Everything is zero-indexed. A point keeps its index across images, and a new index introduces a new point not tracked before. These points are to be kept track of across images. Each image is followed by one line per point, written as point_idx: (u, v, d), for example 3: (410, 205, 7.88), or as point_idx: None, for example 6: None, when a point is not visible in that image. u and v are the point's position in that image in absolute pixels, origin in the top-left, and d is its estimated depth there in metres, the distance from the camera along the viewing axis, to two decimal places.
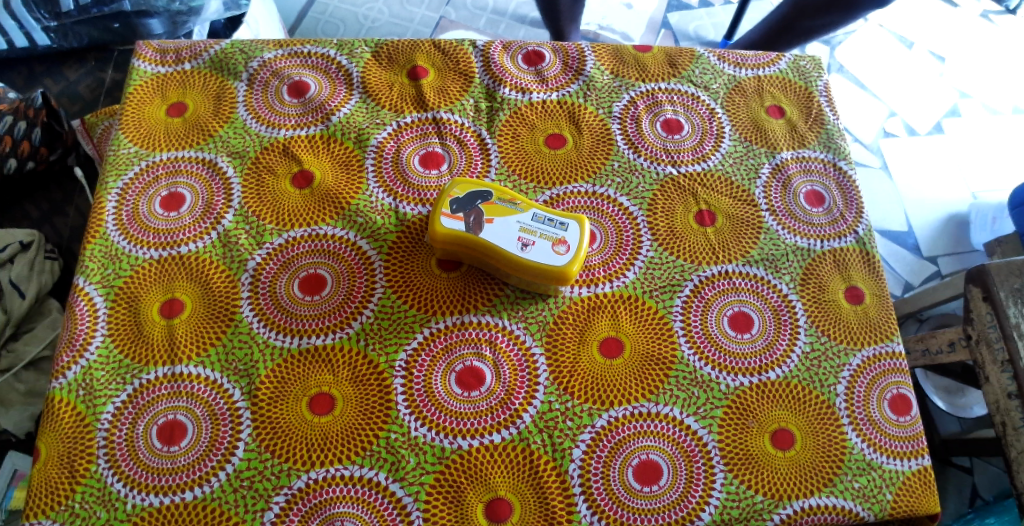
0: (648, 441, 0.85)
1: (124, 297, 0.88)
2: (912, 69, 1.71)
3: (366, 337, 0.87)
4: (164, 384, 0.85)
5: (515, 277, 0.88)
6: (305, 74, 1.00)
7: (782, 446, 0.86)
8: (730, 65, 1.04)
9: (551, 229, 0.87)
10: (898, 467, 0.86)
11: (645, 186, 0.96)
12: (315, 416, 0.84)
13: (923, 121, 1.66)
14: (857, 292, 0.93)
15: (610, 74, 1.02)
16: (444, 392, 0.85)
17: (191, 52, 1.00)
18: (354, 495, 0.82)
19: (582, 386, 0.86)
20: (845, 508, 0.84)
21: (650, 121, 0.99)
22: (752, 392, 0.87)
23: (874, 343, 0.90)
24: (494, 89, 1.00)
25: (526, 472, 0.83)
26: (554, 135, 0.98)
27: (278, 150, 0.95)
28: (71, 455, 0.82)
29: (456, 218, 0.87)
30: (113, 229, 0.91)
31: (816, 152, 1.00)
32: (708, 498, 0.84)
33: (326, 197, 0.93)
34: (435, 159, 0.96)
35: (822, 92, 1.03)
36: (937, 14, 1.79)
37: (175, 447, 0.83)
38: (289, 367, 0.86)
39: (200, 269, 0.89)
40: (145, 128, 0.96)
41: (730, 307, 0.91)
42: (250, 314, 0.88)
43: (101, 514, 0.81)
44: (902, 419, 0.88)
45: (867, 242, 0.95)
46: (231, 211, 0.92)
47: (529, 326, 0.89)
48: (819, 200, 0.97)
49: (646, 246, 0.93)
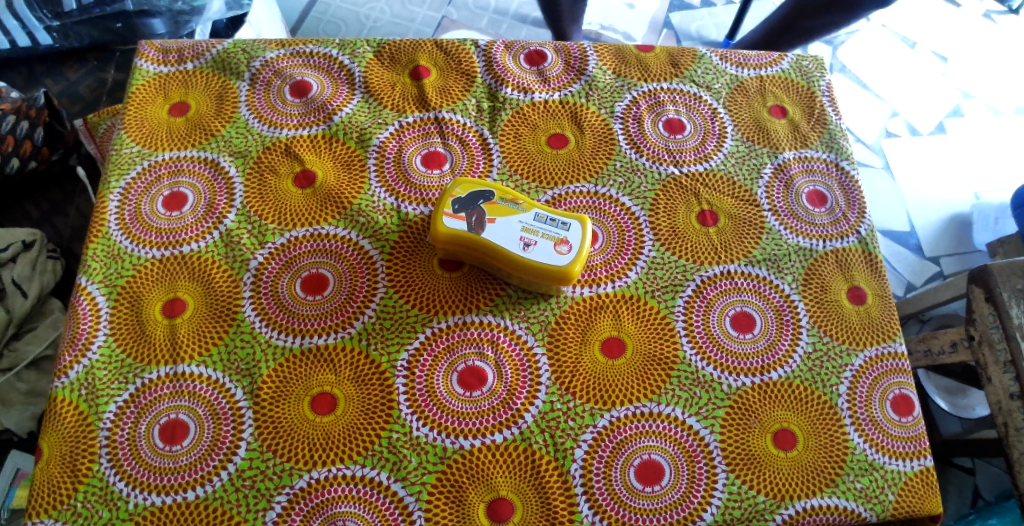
0: (650, 441, 0.85)
1: (127, 296, 0.88)
2: (914, 69, 1.71)
3: (367, 337, 0.87)
4: (166, 384, 0.85)
5: (517, 277, 0.88)
6: (307, 74, 1.00)
7: (785, 446, 0.86)
8: (732, 65, 1.04)
9: (553, 229, 0.87)
10: (900, 468, 0.86)
11: (647, 186, 0.96)
12: (316, 416, 0.84)
13: (926, 122, 1.66)
14: (860, 292, 0.92)
15: (611, 74, 1.02)
16: (446, 392, 0.85)
17: (193, 52, 1.00)
18: (356, 495, 0.82)
19: (584, 386, 0.86)
20: (847, 509, 0.84)
21: (652, 121, 0.99)
22: (754, 392, 0.87)
23: (876, 343, 0.90)
24: (496, 89, 1.00)
25: (528, 472, 0.83)
26: (556, 135, 0.98)
27: (280, 149, 0.95)
28: (73, 455, 0.82)
29: (458, 218, 0.87)
30: (115, 229, 0.91)
31: (819, 152, 0.99)
32: (710, 499, 0.84)
33: (328, 197, 0.93)
34: (438, 159, 0.96)
35: (824, 93, 1.03)
36: (939, 14, 1.79)
37: (177, 447, 0.83)
38: (291, 367, 0.86)
39: (202, 269, 0.89)
40: (147, 128, 0.96)
41: (733, 307, 0.91)
42: (252, 314, 0.88)
43: (103, 514, 0.81)
44: (905, 419, 0.87)
45: (869, 243, 0.95)
46: (233, 210, 0.92)
47: (531, 326, 0.89)
48: (821, 200, 0.97)
49: (649, 247, 0.93)
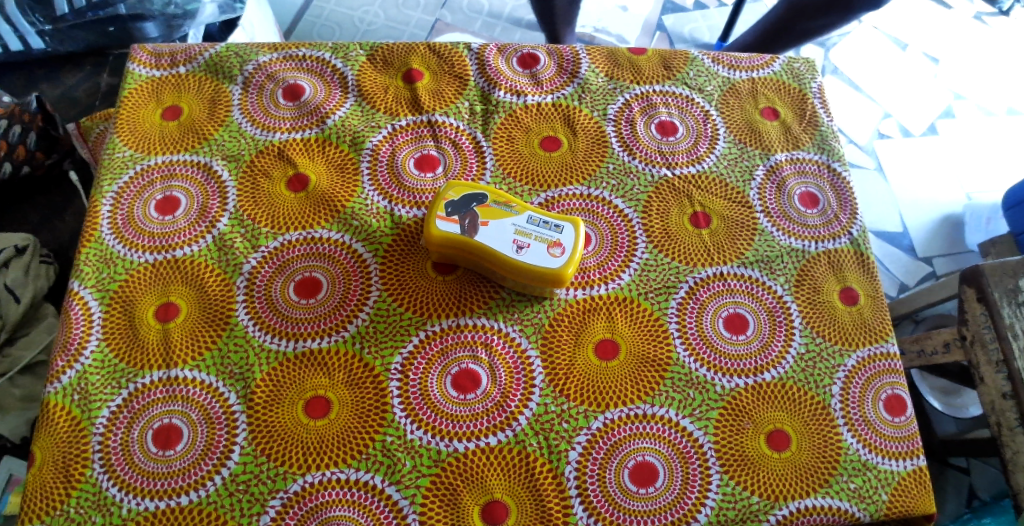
0: (644, 443, 0.85)
1: (119, 301, 0.88)
2: (906, 70, 1.72)
3: (361, 340, 0.87)
4: (159, 388, 0.85)
5: (510, 279, 0.88)
6: (300, 77, 1.00)
7: (778, 447, 0.86)
8: (724, 67, 1.04)
9: (546, 232, 0.88)
10: (893, 468, 0.86)
11: (640, 188, 0.96)
12: (310, 420, 0.84)
13: (918, 123, 1.66)
14: (852, 293, 0.93)
15: (604, 76, 1.02)
16: (440, 395, 0.85)
17: (186, 55, 1.00)
18: (350, 499, 0.82)
19: (577, 388, 0.87)
20: (840, 509, 0.85)
21: (645, 123, 1.00)
22: (747, 393, 0.88)
23: (869, 344, 0.91)
24: (489, 92, 1.00)
25: (522, 475, 0.83)
26: (549, 138, 0.98)
27: (273, 153, 0.95)
28: (66, 460, 0.82)
29: (451, 221, 0.87)
30: (107, 233, 0.91)
31: (811, 153, 1.00)
32: (704, 500, 0.84)
33: (321, 200, 0.93)
34: (431, 162, 0.96)
35: (816, 94, 1.03)
36: (930, 16, 1.79)
37: (171, 451, 0.83)
38: (285, 371, 0.86)
39: (195, 273, 0.89)
40: (140, 132, 0.96)
41: (726, 308, 0.91)
42: (245, 318, 0.88)
43: (96, 519, 0.81)
44: (897, 420, 0.88)
45: (861, 243, 0.95)
46: (226, 214, 0.92)
47: (524, 328, 0.89)
48: (813, 201, 0.97)
49: (641, 249, 0.93)
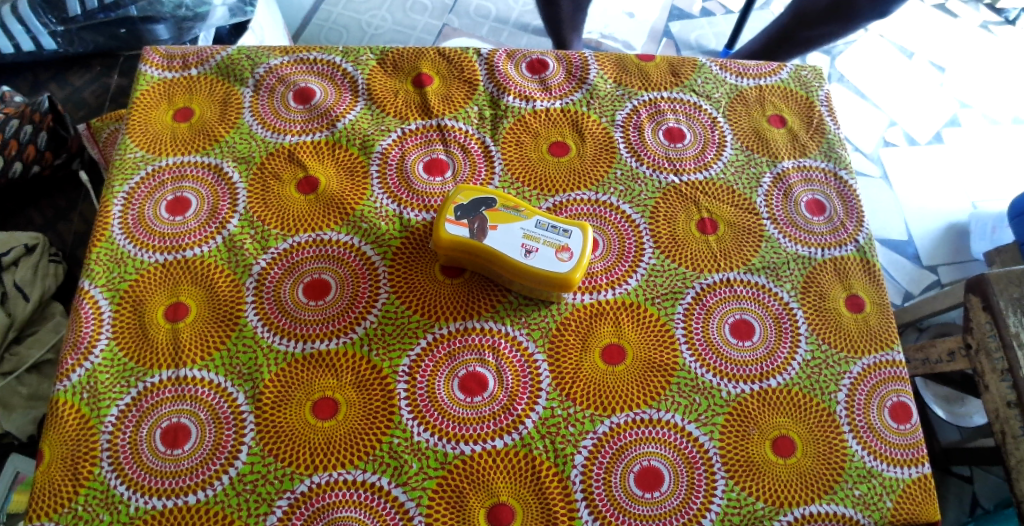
0: (649, 448, 0.85)
1: (129, 300, 0.89)
2: (913, 78, 1.72)
3: (369, 342, 0.88)
4: (168, 388, 0.85)
5: (518, 283, 0.89)
6: (311, 81, 1.00)
7: (782, 453, 0.86)
8: (732, 75, 1.05)
9: (554, 236, 0.88)
10: (898, 475, 0.87)
11: (647, 194, 0.96)
12: (318, 421, 0.84)
13: (923, 132, 1.67)
14: (858, 300, 0.93)
15: (612, 82, 1.03)
16: (447, 398, 0.86)
17: (197, 58, 1.01)
18: (356, 499, 0.82)
19: (584, 392, 0.87)
20: (843, 515, 0.85)
21: (652, 129, 1.00)
22: (753, 399, 0.88)
23: (874, 351, 0.91)
24: (498, 97, 1.01)
25: (527, 478, 0.84)
26: (557, 143, 0.99)
27: (283, 155, 0.96)
28: (74, 458, 0.83)
29: (460, 225, 0.87)
30: (118, 233, 0.91)
31: (818, 161, 1.00)
32: (708, 505, 0.84)
33: (331, 203, 0.94)
34: (441, 166, 0.96)
35: (823, 102, 1.04)
36: (937, 25, 1.80)
37: (179, 451, 0.83)
38: (294, 371, 0.86)
39: (205, 273, 0.90)
40: (152, 134, 0.97)
41: (731, 314, 0.91)
42: (255, 318, 0.88)
43: (104, 517, 0.81)
44: (902, 427, 0.88)
45: (867, 251, 0.96)
46: (236, 215, 0.93)
47: (532, 332, 0.89)
48: (820, 209, 0.98)
49: (648, 254, 0.93)
